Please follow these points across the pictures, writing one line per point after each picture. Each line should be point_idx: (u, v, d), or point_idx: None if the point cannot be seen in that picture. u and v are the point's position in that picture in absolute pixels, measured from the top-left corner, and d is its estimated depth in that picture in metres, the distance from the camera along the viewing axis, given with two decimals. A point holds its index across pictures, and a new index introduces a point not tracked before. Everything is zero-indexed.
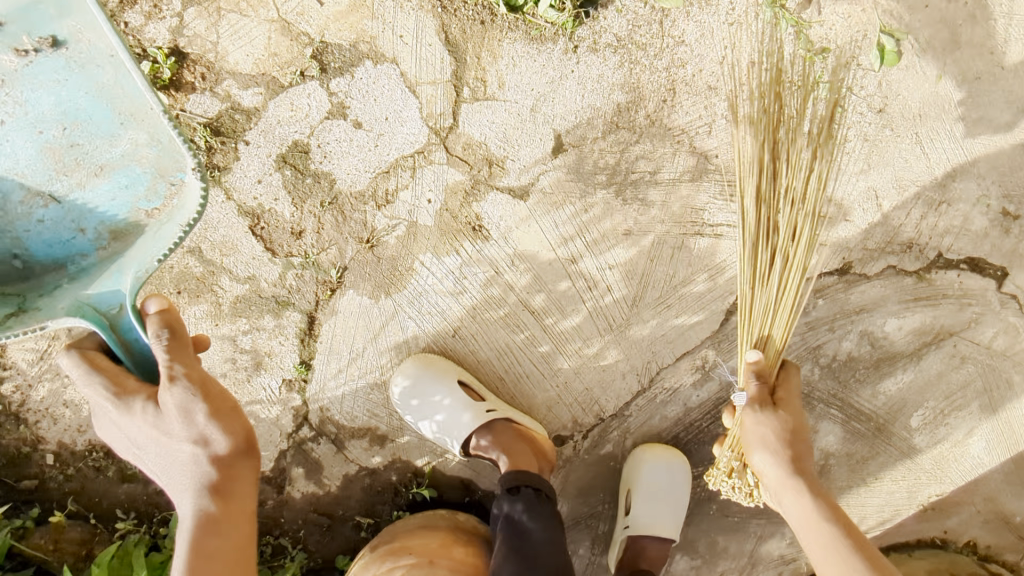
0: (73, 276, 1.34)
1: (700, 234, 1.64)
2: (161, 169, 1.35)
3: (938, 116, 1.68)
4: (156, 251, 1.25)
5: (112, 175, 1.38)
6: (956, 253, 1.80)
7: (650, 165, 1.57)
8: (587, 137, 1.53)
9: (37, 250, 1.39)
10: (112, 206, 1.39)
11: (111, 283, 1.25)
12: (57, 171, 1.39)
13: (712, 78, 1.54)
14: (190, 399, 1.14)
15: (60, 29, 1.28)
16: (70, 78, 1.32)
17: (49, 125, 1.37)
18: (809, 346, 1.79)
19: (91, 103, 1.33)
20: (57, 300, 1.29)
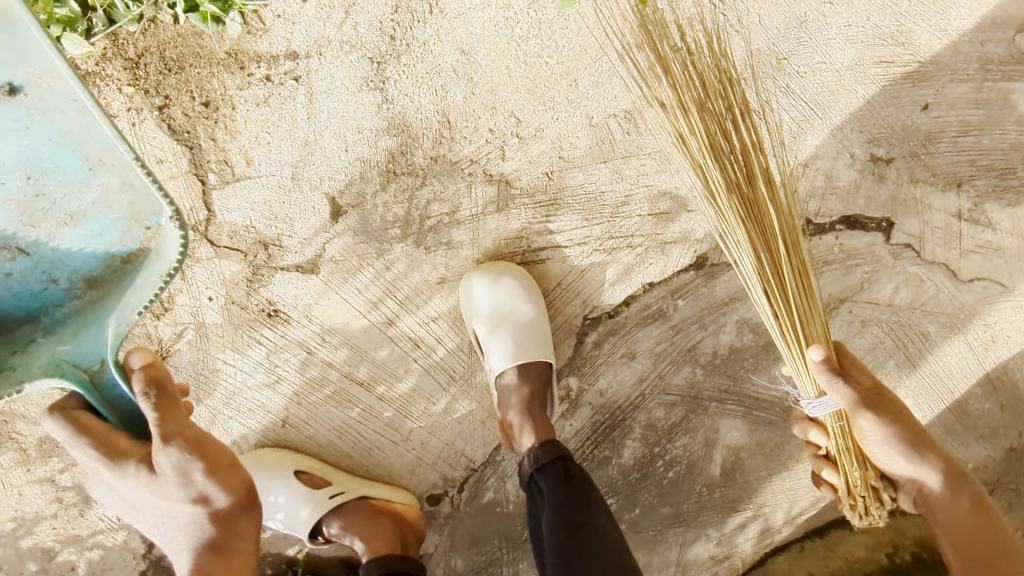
0: (47, 329, 1.19)
1: (524, 263, 1.50)
2: (134, 212, 1.18)
3: (765, 76, 1.50)
4: (141, 298, 1.17)
5: (81, 223, 1.21)
6: (826, 215, 1.62)
7: (445, 207, 1.42)
8: (366, 192, 1.39)
9: (4, 305, 1.21)
10: (79, 258, 1.21)
11: (91, 338, 1.14)
12: (23, 223, 1.21)
13: (489, 97, 1.38)
14: (188, 459, 1.07)
15: (14, 73, 1.11)
16: (30, 125, 1.16)
17: (14, 176, 1.20)
18: (682, 349, 1.63)
19: (57, 149, 1.16)
20: (31, 360, 1.15)
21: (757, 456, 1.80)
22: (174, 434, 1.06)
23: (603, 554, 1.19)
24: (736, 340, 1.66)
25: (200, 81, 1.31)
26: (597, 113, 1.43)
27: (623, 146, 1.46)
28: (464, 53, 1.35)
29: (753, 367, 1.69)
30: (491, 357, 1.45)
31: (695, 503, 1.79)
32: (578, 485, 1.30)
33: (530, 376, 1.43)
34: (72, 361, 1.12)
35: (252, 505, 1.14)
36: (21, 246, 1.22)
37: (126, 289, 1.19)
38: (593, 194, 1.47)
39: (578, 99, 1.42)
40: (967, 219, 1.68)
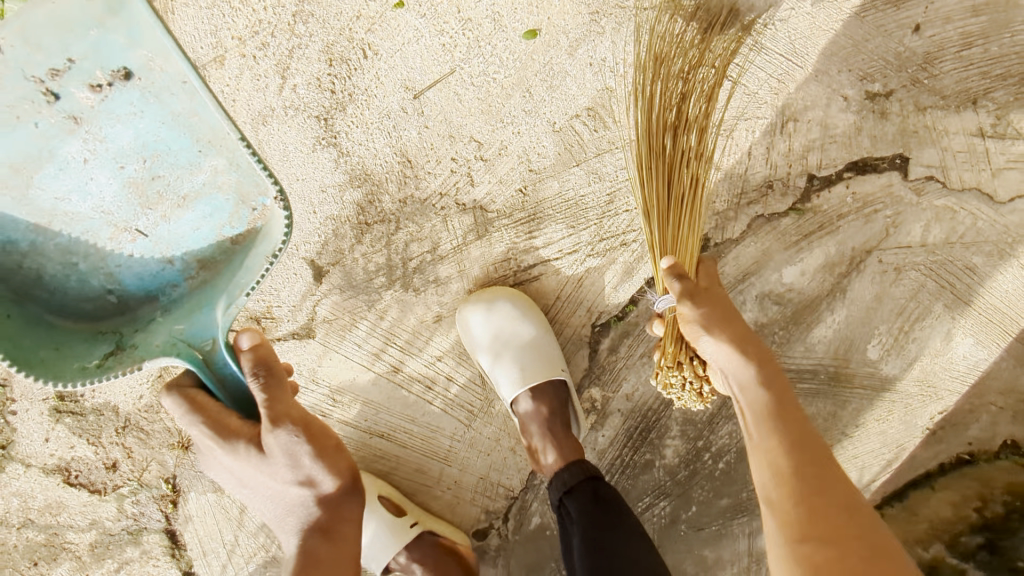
0: (166, 308, 1.18)
1: (518, 284, 1.46)
2: (241, 196, 1.18)
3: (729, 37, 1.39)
4: (243, 279, 1.14)
5: (195, 206, 1.19)
6: (832, 166, 1.50)
7: (424, 245, 1.39)
8: (343, 248, 1.37)
9: (127, 283, 1.20)
10: (192, 237, 1.21)
11: (205, 316, 1.12)
12: (141, 206, 1.19)
13: (444, 127, 1.34)
14: (296, 442, 1.05)
15: (132, 57, 1.09)
16: (148, 108, 1.13)
17: (131, 159, 1.16)
18: None
19: (174, 129, 1.14)
20: (154, 336, 1.15)
21: (811, 428, 1.70)
22: (281, 416, 1.04)
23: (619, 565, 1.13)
24: (761, 315, 1.57)
25: None
26: (558, 117, 1.37)
27: (595, 144, 1.39)
28: (409, 89, 1.32)
29: (785, 339, 1.60)
30: (501, 387, 1.41)
31: (754, 490, 1.71)
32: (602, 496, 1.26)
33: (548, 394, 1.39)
34: (188, 340, 1.11)
35: (357, 489, 1.12)
36: (140, 228, 1.19)
37: (229, 270, 1.17)
38: (574, 200, 1.42)
39: (535, 108, 1.36)
40: (992, 136, 1.54)
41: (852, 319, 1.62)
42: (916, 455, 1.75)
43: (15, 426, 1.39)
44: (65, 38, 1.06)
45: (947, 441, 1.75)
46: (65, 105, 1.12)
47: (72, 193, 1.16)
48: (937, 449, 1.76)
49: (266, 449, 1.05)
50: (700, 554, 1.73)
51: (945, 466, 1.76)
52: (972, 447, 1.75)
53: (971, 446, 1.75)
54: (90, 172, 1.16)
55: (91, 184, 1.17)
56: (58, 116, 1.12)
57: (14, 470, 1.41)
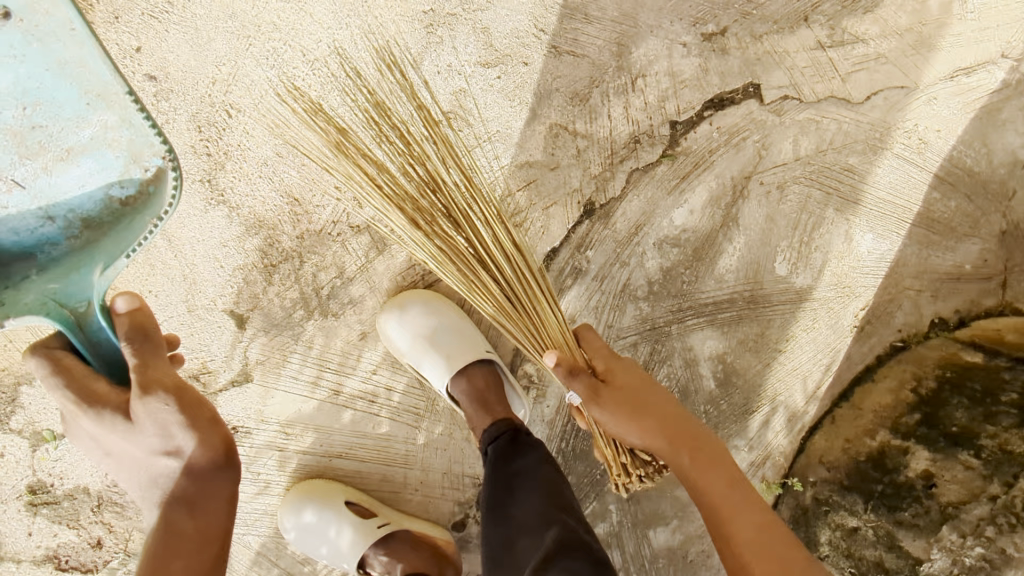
0: (42, 267, 1.25)
1: (428, 286, 1.56)
2: (138, 157, 1.25)
3: (561, 16, 1.49)
4: (127, 243, 1.25)
5: (80, 163, 1.26)
6: (689, 108, 1.60)
7: (331, 272, 1.49)
8: (257, 292, 1.47)
9: (5, 237, 1.27)
10: (76, 196, 1.27)
11: (81, 280, 1.21)
12: (21, 154, 1.26)
13: (320, 161, 1.44)
14: (160, 407, 1.14)
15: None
16: (28, 53, 1.18)
17: (11, 106, 1.23)
18: (616, 292, 1.65)
19: (57, 86, 1.21)
20: (29, 293, 1.22)
21: (744, 353, 1.79)
22: (151, 381, 1.15)
23: (517, 484, 1.24)
24: (664, 261, 1.67)
25: None
26: (423, 126, 1.47)
27: (464, 143, 1.50)
28: (279, 134, 1.42)
29: (694, 277, 1.70)
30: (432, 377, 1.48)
31: (707, 425, 1.80)
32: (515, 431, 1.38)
33: (467, 359, 1.46)
34: (60, 298, 1.20)
35: (229, 465, 1.18)
36: (18, 179, 1.27)
37: (110, 232, 1.26)
38: None
39: (398, 124, 1.46)
40: (831, 46, 1.65)
41: (751, 243, 1.72)
42: (850, 354, 1.84)
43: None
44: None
45: (876, 334, 1.85)
46: None
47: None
48: (868, 344, 1.85)
49: (135, 417, 1.14)
50: (673, 495, 1.81)
51: (880, 357, 1.85)
52: (904, 334, 1.85)
53: (902, 333, 1.85)
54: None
55: None
56: None
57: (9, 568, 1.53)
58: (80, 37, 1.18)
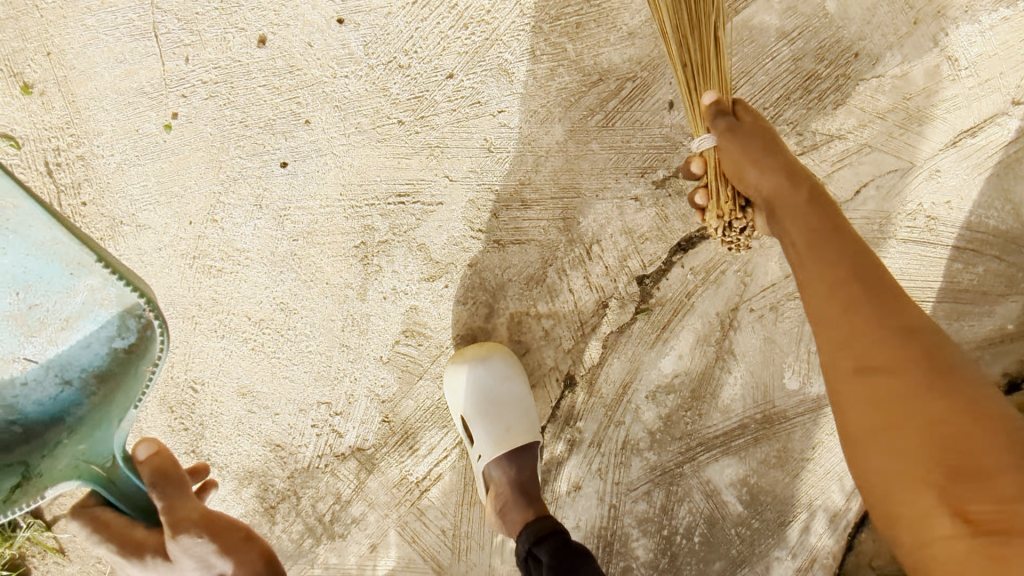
0: (71, 430, 1.19)
1: (424, 490, 1.55)
2: (123, 304, 1.20)
3: (496, 208, 1.41)
4: (138, 393, 1.18)
5: (79, 325, 1.24)
6: (655, 258, 1.50)
7: (329, 499, 1.53)
8: (265, 533, 1.54)
9: (33, 411, 1.23)
10: (85, 354, 1.24)
11: (102, 432, 1.15)
12: (25, 335, 1.25)
13: (292, 405, 1.46)
14: (198, 542, 1.10)
15: None
16: (9, 247, 1.18)
17: (6, 295, 1.24)
18: (617, 449, 1.61)
19: (40, 262, 1.19)
20: (55, 462, 1.15)
21: (770, 471, 1.66)
22: (181, 520, 1.10)
23: None
24: (662, 408, 1.60)
25: None
26: (383, 349, 1.46)
27: (427, 354, 1.47)
28: (247, 394, 1.44)
29: (698, 414, 1.62)
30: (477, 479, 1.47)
31: (744, 546, 1.67)
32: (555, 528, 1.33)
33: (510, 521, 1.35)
34: (88, 458, 1.14)
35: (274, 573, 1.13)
36: (29, 355, 1.26)
37: (123, 386, 1.20)
38: (435, 405, 1.50)
39: (358, 354, 1.45)
40: (803, 152, 1.49)
41: (753, 367, 1.61)
42: None
43: None
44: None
45: None
46: None
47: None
48: None
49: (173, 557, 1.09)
50: None
51: None
52: None
53: None
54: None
55: None
56: None
57: None
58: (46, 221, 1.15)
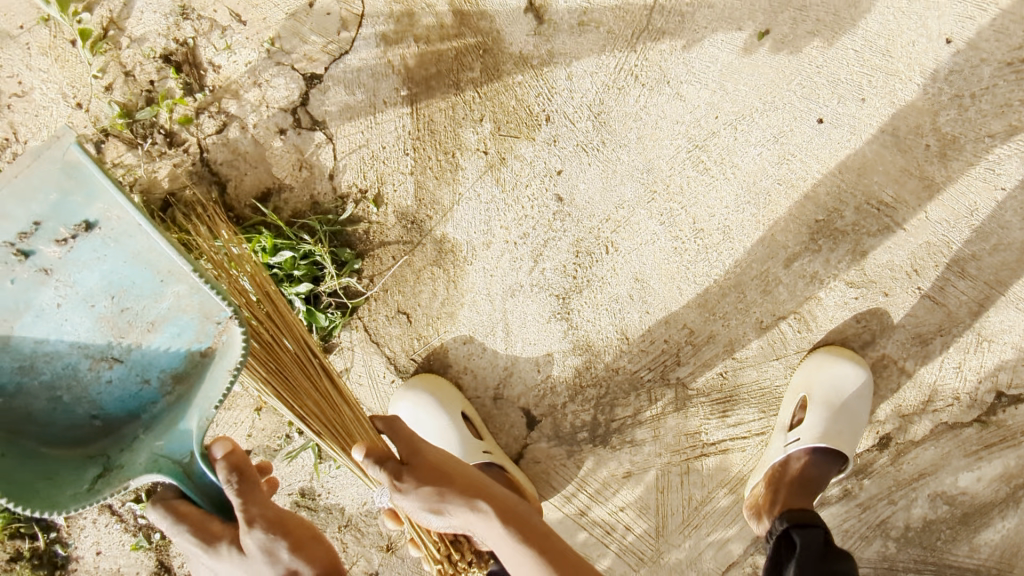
0: (149, 426, 1.20)
1: (704, 454, 1.59)
2: (205, 312, 1.19)
3: (938, 263, 1.49)
4: (210, 396, 1.14)
5: (161, 331, 1.21)
6: (1020, 386, 1.55)
7: (628, 409, 1.57)
8: (556, 404, 1.57)
9: (112, 408, 1.22)
10: (163, 358, 1.22)
11: (183, 428, 1.14)
12: (113, 337, 1.21)
13: (663, 313, 1.52)
14: (275, 540, 1.04)
15: (90, 210, 1.15)
16: (110, 252, 1.17)
17: (100, 298, 1.19)
18: (871, 524, 1.64)
19: (131, 267, 1.18)
20: (136, 457, 1.16)
21: None
22: (256, 516, 1.05)
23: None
24: (930, 513, 1.62)
25: (421, 329, 1.52)
26: (767, 316, 1.52)
27: (796, 343, 1.53)
28: (639, 280, 1.50)
29: (953, 538, 1.63)
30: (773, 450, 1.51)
31: None
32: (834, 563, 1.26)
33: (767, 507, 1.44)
34: (167, 454, 1.13)
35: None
36: (116, 355, 1.21)
37: (204, 384, 1.18)
38: (769, 389, 1.55)
39: (747, 307, 1.51)
40: None
41: None
42: None
43: None
44: (25, 204, 1.12)
45: None
46: (37, 259, 1.16)
47: (51, 336, 1.19)
48: None
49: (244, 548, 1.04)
50: None
51: None
52: None
53: None
54: (63, 316, 1.19)
55: (65, 325, 1.19)
56: (30, 270, 1.17)
57: None
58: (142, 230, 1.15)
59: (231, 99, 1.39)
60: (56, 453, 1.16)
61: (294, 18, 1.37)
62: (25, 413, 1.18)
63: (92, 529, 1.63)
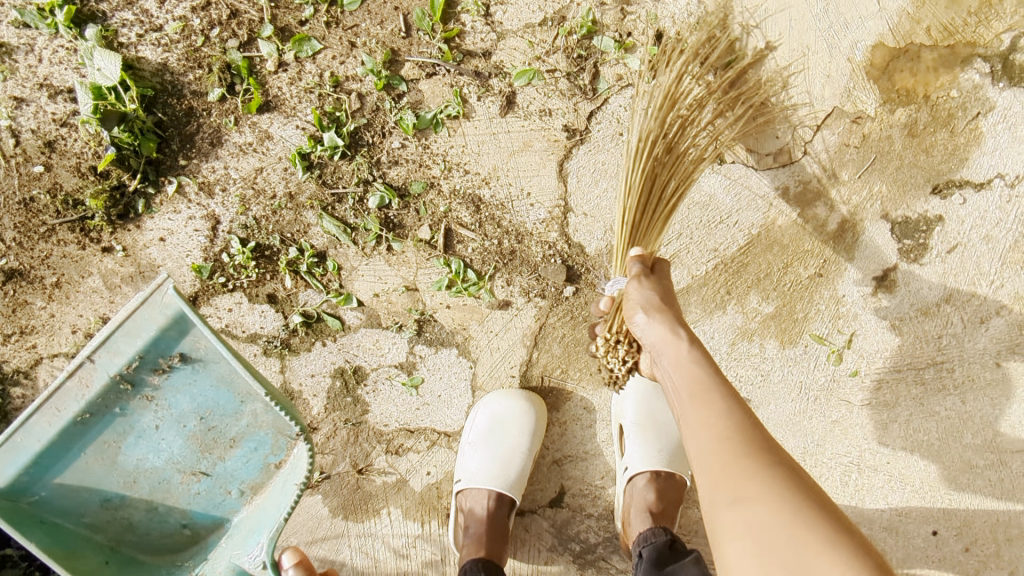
0: (229, 535, 1.39)
1: None
2: (279, 428, 1.41)
3: None
4: (280, 509, 1.27)
5: (242, 445, 1.41)
6: None
7: (622, 563, 1.64)
8: (585, 508, 1.63)
9: (197, 517, 1.41)
10: (242, 469, 1.41)
11: (252, 540, 1.30)
12: (200, 451, 1.40)
13: None
14: None
15: (185, 344, 1.34)
16: (198, 378, 1.37)
17: (189, 418, 1.39)
18: None
19: (215, 391, 1.38)
20: (216, 564, 1.33)
21: None
22: None
23: None
24: None
25: (569, 367, 1.58)
26: None
27: None
28: None
29: None
30: None
31: None
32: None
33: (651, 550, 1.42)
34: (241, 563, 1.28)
35: None
36: (194, 472, 1.40)
37: (274, 496, 1.34)
38: None
39: None
40: None
41: None
42: None
43: (312, 349, 1.56)
44: (132, 340, 1.30)
45: None
46: (138, 387, 1.35)
47: (150, 454, 1.39)
48: None
49: None
50: None
51: None
52: None
53: None
54: (160, 436, 1.39)
55: (161, 443, 1.39)
56: (135, 396, 1.36)
57: (269, 363, 1.57)
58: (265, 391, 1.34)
59: None
60: (148, 560, 1.37)
61: (755, 112, 1.47)
62: (127, 523, 1.38)
63: (178, 222, 1.50)
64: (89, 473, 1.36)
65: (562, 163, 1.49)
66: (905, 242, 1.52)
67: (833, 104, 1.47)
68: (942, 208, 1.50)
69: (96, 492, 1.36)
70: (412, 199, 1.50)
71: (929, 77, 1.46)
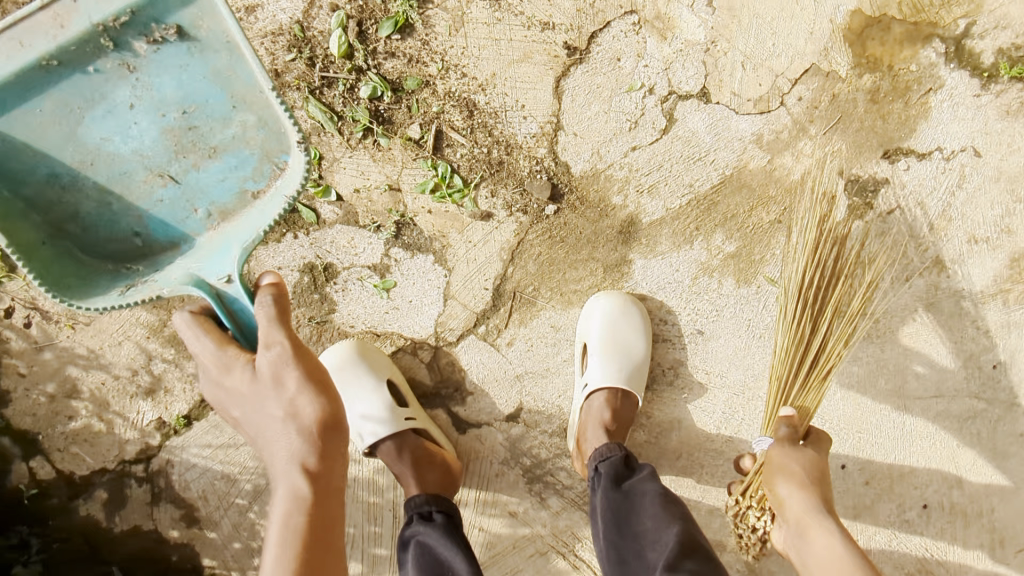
0: (180, 253, 1.27)
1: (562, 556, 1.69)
2: (267, 152, 1.27)
3: None
4: (259, 225, 1.24)
5: (221, 159, 1.27)
6: None
7: (568, 479, 1.68)
8: (540, 425, 1.66)
9: (155, 230, 1.29)
10: (215, 188, 1.28)
11: (219, 258, 1.22)
12: (175, 151, 1.27)
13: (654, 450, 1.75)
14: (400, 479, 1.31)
15: (183, 14, 1.22)
16: (190, 62, 1.24)
17: (168, 108, 1.26)
18: None
19: (207, 86, 1.25)
20: (170, 274, 1.23)
21: None
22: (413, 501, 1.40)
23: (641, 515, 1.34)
24: None
25: (540, 285, 1.60)
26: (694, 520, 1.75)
27: None
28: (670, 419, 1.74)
29: None
30: None
31: None
32: (670, 507, 1.34)
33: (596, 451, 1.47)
34: (203, 273, 1.21)
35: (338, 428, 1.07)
36: (171, 174, 1.28)
37: (245, 219, 1.27)
38: None
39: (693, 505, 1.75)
40: None
41: None
42: None
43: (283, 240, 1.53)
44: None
45: None
46: (121, 55, 1.24)
47: (117, 137, 1.27)
48: None
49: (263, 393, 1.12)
50: None
51: None
52: None
53: None
54: (132, 118, 1.27)
55: (131, 128, 1.27)
56: (115, 62, 1.24)
57: None
58: (262, 89, 1.23)
59: (657, 35, 1.52)
60: (87, 259, 1.27)
61: (742, 58, 1.55)
62: (72, 211, 1.27)
63: None
64: (43, 133, 1.24)
65: (559, 80, 1.51)
66: (855, 200, 1.66)
67: (812, 60, 1.58)
68: (888, 172, 1.66)
69: (45, 160, 1.25)
70: (405, 94, 1.47)
71: (894, 48, 1.60)
